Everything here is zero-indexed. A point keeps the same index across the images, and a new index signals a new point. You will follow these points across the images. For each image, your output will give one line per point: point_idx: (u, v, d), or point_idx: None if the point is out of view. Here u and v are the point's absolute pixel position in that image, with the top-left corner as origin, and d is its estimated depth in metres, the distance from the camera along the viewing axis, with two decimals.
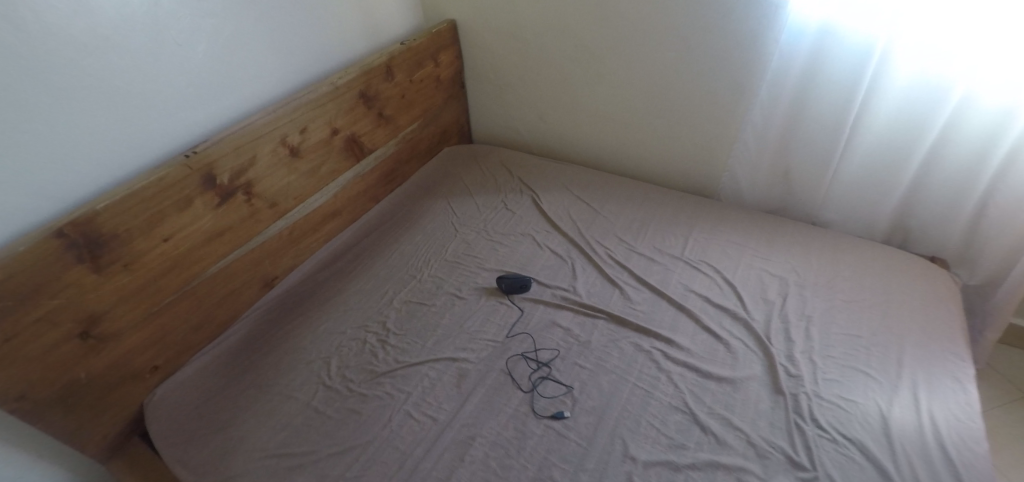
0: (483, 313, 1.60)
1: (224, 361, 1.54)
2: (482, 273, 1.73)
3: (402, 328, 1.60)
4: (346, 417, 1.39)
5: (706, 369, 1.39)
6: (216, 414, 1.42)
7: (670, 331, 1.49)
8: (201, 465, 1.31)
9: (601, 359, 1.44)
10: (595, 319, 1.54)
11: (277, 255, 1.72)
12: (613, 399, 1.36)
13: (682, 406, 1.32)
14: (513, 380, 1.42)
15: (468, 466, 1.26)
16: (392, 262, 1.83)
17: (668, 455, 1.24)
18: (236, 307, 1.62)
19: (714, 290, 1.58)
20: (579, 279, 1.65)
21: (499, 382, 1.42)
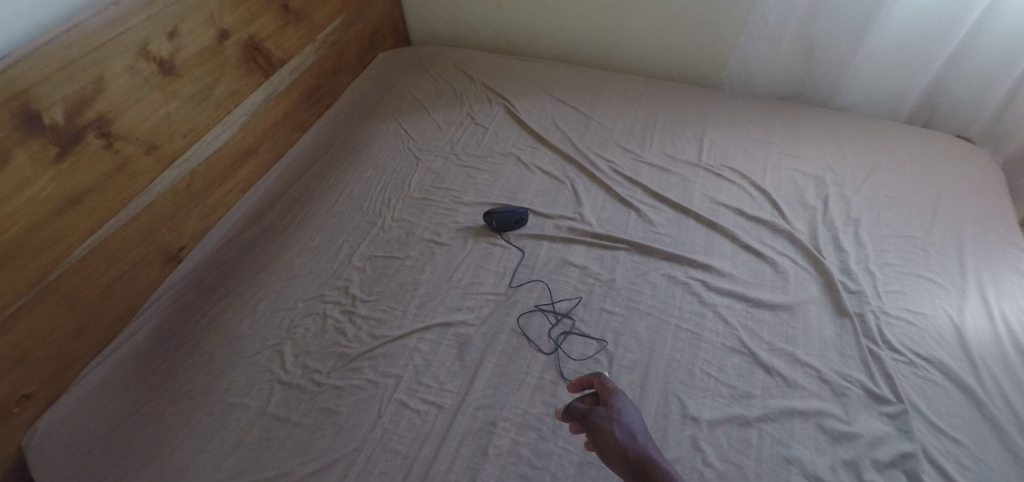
0: (475, 260, 1.30)
1: (132, 368, 1.19)
2: (463, 209, 1.41)
3: (372, 293, 1.28)
4: (320, 421, 1.08)
5: (756, 297, 1.14)
6: (133, 441, 1.08)
7: (706, 256, 1.22)
8: None
9: (632, 300, 1.17)
10: (614, 251, 1.26)
11: (176, 219, 1.31)
12: (657, 348, 1.09)
13: (738, 346, 1.08)
14: (530, 341, 1.13)
15: (494, 461, 0.98)
16: (339, 209, 1.47)
17: (734, 409, 1.00)
18: (130, 294, 1.24)
19: (744, 200, 1.31)
20: (584, 204, 1.35)
21: (512, 345, 1.13)
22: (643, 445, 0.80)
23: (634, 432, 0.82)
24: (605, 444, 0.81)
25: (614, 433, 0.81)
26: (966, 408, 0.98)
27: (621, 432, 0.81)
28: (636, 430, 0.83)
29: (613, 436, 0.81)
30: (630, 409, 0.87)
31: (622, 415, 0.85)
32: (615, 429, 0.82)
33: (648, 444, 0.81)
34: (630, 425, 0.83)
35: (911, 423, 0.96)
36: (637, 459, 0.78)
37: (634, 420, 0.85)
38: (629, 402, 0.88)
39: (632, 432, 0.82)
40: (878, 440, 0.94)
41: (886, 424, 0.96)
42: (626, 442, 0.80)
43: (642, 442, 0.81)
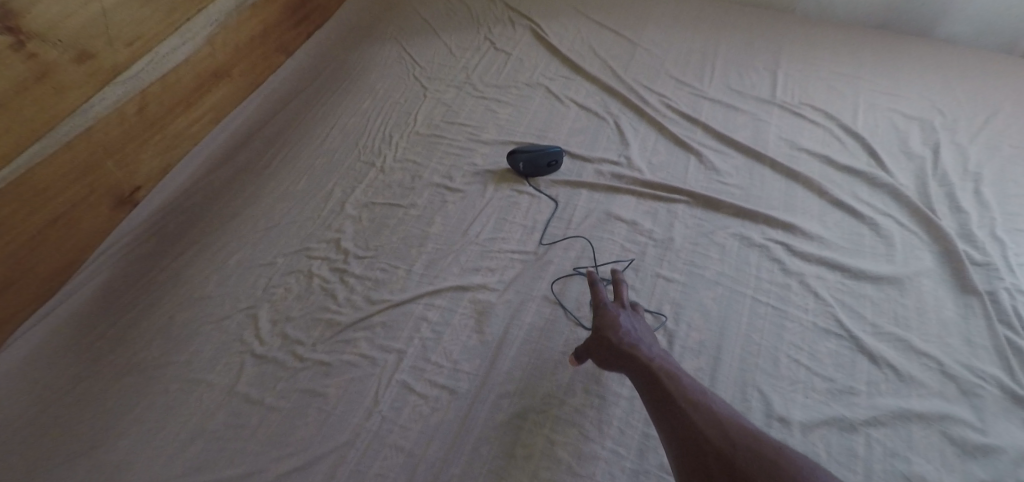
0: (497, 212, 1.06)
1: (73, 334, 0.96)
2: (480, 149, 1.17)
3: (369, 248, 1.04)
4: (301, 405, 0.85)
5: (856, 266, 0.90)
6: (68, 424, 0.86)
7: (787, 213, 0.98)
8: None
9: (694, 265, 0.93)
10: (671, 205, 1.02)
11: (126, 151, 1.06)
12: (728, 326, 0.86)
13: (834, 327, 0.84)
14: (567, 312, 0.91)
15: (523, 464, 0.76)
16: (330, 147, 1.22)
17: (832, 409, 0.77)
18: (72, 243, 1.00)
19: (833, 146, 1.06)
20: (631, 145, 1.12)
21: (543, 317, 0.91)
22: (628, 343, 0.75)
23: (623, 330, 0.77)
24: (596, 358, 0.76)
25: (598, 327, 0.78)
26: None
27: (605, 325, 0.78)
28: (625, 324, 0.79)
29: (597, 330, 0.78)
30: (620, 304, 0.83)
31: (603, 321, 0.79)
32: (600, 341, 0.77)
33: (638, 334, 0.78)
34: (613, 327, 0.78)
35: None
36: (624, 359, 0.74)
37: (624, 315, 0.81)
38: (618, 296, 0.84)
39: (614, 334, 0.76)
40: None
41: None
42: (611, 336, 0.77)
43: (630, 332, 0.77)
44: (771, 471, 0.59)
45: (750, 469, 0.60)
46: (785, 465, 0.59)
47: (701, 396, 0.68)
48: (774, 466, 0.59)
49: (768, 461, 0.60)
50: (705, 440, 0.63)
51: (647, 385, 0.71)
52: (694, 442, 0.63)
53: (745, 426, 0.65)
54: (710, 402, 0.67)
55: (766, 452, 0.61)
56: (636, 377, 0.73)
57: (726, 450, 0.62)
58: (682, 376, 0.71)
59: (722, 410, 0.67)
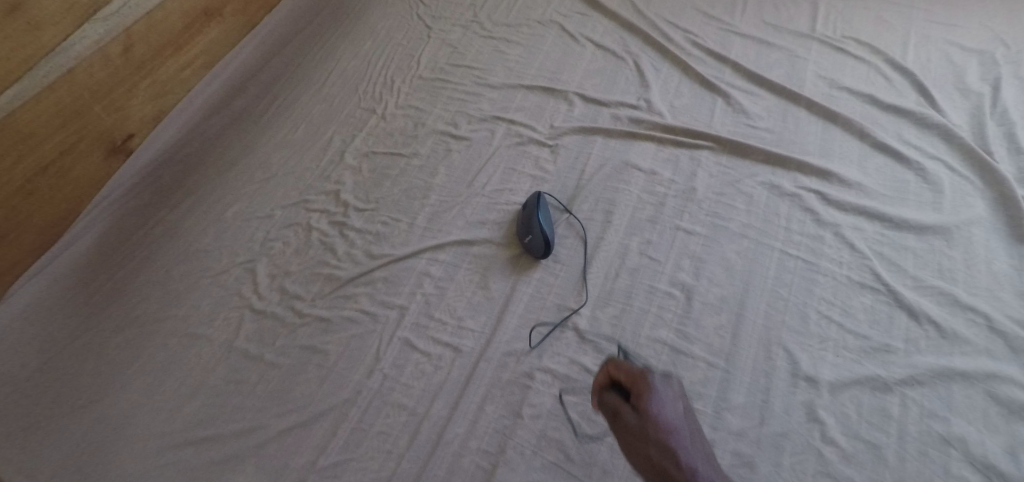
0: (505, 162, 0.99)
1: (73, 287, 0.93)
2: (487, 94, 1.10)
3: (369, 200, 0.99)
4: (301, 361, 0.82)
5: (899, 216, 0.82)
6: (72, 378, 0.84)
7: (822, 158, 0.89)
8: (45, 469, 0.75)
9: (718, 217, 0.86)
10: (695, 151, 0.93)
11: (114, 95, 1.01)
12: (753, 281, 0.79)
13: (871, 281, 0.77)
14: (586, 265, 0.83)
15: (529, 425, 0.72)
16: (328, 92, 1.19)
17: (866, 368, 0.71)
18: (66, 191, 0.96)
19: (877, 84, 0.97)
20: (652, 86, 1.03)
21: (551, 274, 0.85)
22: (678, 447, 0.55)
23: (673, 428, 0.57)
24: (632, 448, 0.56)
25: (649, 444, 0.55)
26: None
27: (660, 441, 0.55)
28: (674, 419, 0.58)
29: (644, 445, 0.55)
30: (678, 397, 0.61)
31: (654, 405, 0.58)
32: (645, 432, 0.56)
33: (710, 464, 0.55)
34: (663, 418, 0.57)
35: None
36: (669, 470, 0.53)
37: (673, 400, 0.60)
38: (679, 395, 0.61)
39: (665, 430, 0.56)
40: None
41: None
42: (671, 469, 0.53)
43: (707, 463, 0.55)
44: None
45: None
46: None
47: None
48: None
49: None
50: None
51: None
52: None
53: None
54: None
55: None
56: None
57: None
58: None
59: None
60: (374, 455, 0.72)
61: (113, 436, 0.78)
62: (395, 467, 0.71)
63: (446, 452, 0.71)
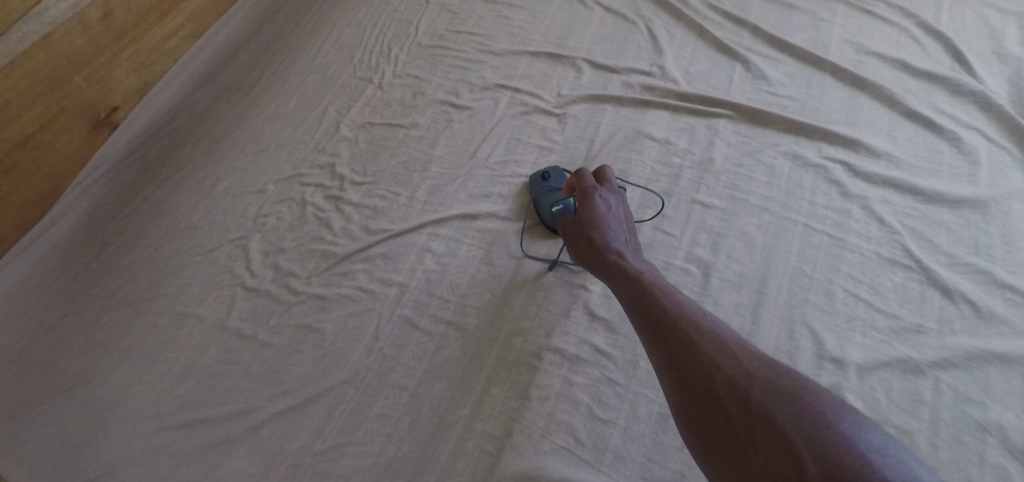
0: (510, 133, 0.94)
1: (60, 264, 0.88)
2: (491, 61, 1.04)
3: (366, 173, 0.94)
4: (296, 340, 0.78)
5: (931, 189, 0.77)
6: (58, 359, 0.80)
7: (849, 128, 0.84)
8: (37, 455, 0.72)
9: (737, 189, 0.81)
10: (712, 120, 0.88)
11: (93, 65, 0.94)
12: (774, 257, 0.74)
13: (901, 257, 0.73)
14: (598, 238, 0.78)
15: (537, 408, 0.68)
16: (323, 61, 1.13)
17: (896, 350, 0.66)
18: (48, 167, 0.90)
19: (907, 48, 0.91)
20: (666, 52, 0.97)
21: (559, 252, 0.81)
22: (606, 232, 0.67)
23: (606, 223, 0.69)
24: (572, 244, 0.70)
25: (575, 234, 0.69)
26: None
27: (583, 230, 0.69)
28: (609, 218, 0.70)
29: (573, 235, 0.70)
30: (613, 198, 0.73)
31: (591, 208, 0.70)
32: (581, 228, 0.69)
33: (631, 247, 0.68)
34: (595, 214, 0.69)
35: None
36: (597, 250, 0.66)
37: (610, 201, 0.72)
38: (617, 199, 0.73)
39: (595, 221, 0.69)
40: None
41: None
42: (591, 248, 0.67)
43: (625, 244, 0.67)
44: (812, 426, 0.44)
45: (786, 421, 0.45)
46: (857, 452, 0.42)
47: (709, 319, 0.56)
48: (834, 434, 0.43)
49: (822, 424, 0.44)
50: (710, 386, 0.50)
51: (638, 298, 0.59)
52: (701, 378, 0.51)
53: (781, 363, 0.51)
54: (726, 329, 0.55)
55: (823, 408, 0.45)
56: (625, 290, 0.61)
57: (746, 397, 0.48)
58: (680, 298, 0.58)
59: (733, 334, 0.55)
60: (374, 438, 0.69)
61: (102, 421, 0.75)
62: (396, 451, 0.68)
63: (449, 435, 0.68)
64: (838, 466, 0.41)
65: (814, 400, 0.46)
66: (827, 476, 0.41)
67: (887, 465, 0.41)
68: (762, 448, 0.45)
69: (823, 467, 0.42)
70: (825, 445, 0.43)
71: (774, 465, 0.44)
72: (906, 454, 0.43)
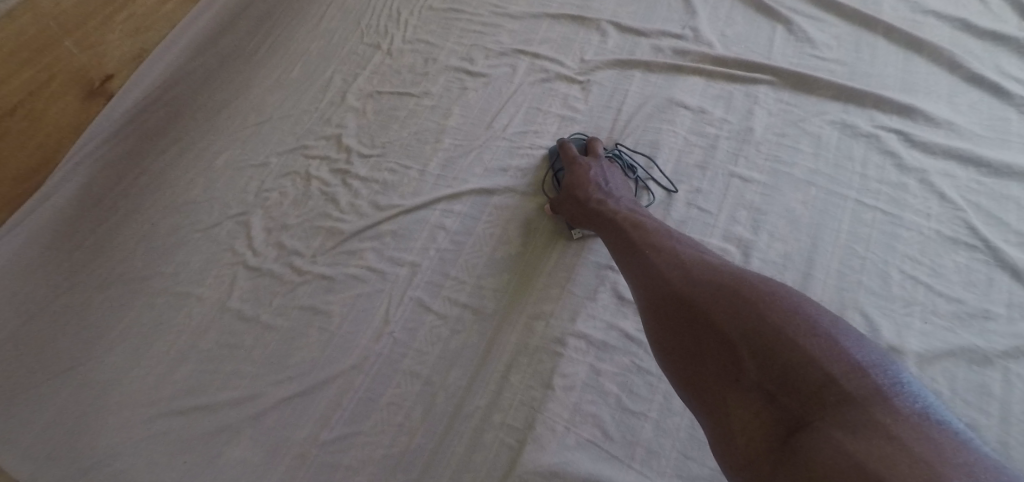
0: (529, 101, 0.87)
1: (52, 243, 0.82)
2: (508, 25, 0.96)
3: (375, 145, 0.88)
4: (302, 322, 0.73)
5: (998, 160, 0.69)
6: (52, 341, 0.76)
7: (906, 94, 0.76)
8: (35, 443, 0.69)
9: (779, 161, 0.74)
10: (751, 87, 0.80)
11: (86, 29, 0.86)
12: (823, 236, 0.67)
13: (964, 235, 0.66)
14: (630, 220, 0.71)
15: (561, 398, 0.63)
16: (328, 26, 1.06)
17: (960, 338, 0.60)
18: (39, 138, 0.83)
19: (969, 7, 0.82)
20: (700, 12, 0.89)
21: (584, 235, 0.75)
22: (585, 186, 0.69)
23: (585, 178, 0.70)
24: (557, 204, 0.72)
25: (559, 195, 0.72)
26: None
27: (563, 190, 0.71)
28: (590, 173, 0.71)
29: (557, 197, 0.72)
30: (593, 153, 0.75)
31: (572, 169, 0.73)
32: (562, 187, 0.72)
33: (611, 188, 0.70)
34: (576, 173, 0.72)
35: None
36: (579, 204, 0.68)
37: (591, 160, 0.74)
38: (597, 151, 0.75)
39: (576, 178, 0.71)
40: None
41: None
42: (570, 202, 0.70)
43: (603, 188, 0.69)
44: (747, 320, 0.45)
45: (725, 321, 0.46)
46: (787, 335, 0.43)
47: (666, 237, 0.57)
48: (765, 324, 0.44)
49: (753, 316, 0.45)
50: (666, 301, 0.51)
51: (613, 238, 0.62)
52: (655, 294, 0.53)
53: (730, 264, 0.52)
54: (681, 242, 0.56)
55: (756, 300, 0.46)
56: (602, 231, 0.64)
57: (691, 305, 0.49)
58: (642, 226, 0.60)
59: (688, 246, 0.55)
60: (385, 428, 0.64)
61: (98, 406, 0.71)
62: (408, 443, 0.63)
63: (465, 427, 0.63)
64: (769, 355, 0.43)
65: (750, 293, 0.47)
66: (763, 369, 0.43)
67: (816, 346, 0.42)
68: (714, 353, 0.47)
69: (759, 359, 0.43)
70: (758, 337, 0.44)
71: (721, 366, 0.46)
72: (839, 327, 0.43)
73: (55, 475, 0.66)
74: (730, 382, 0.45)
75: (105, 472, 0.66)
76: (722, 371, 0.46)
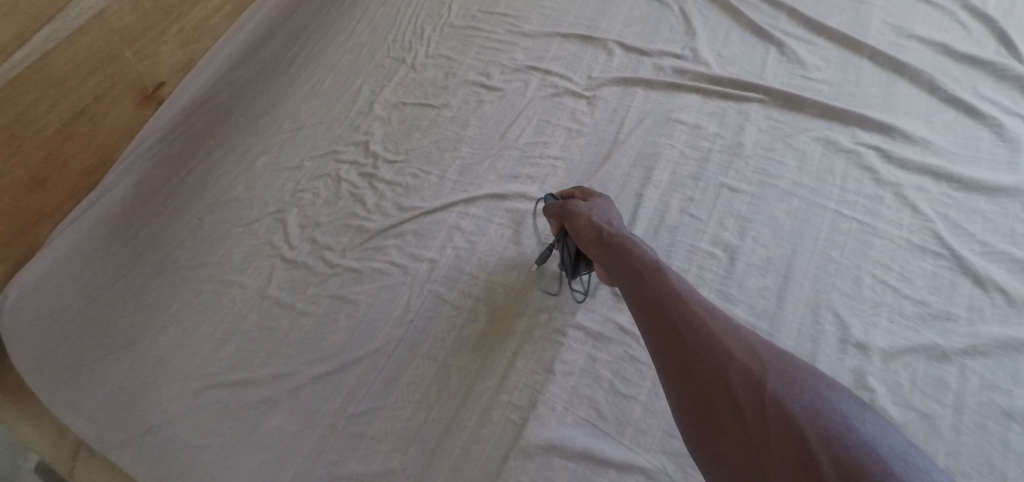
0: (539, 114, 0.95)
1: (110, 234, 0.92)
2: (522, 43, 1.04)
3: (398, 152, 0.96)
4: (332, 310, 0.82)
5: (968, 176, 0.76)
6: (112, 320, 0.86)
7: (886, 113, 0.82)
8: (102, 409, 0.78)
9: (765, 174, 0.81)
10: (743, 105, 0.87)
11: (143, 41, 0.95)
12: (802, 243, 0.74)
13: (933, 244, 0.72)
14: None
15: (561, 381, 0.71)
16: (358, 41, 1.16)
17: (923, 337, 0.66)
18: (100, 139, 0.92)
19: (951, 32, 0.89)
20: (699, 34, 0.96)
21: (563, 265, 0.75)
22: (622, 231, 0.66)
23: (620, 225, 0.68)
24: (580, 231, 0.68)
25: (560, 206, 0.72)
26: None
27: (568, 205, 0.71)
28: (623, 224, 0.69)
29: (557, 211, 0.72)
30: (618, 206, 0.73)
31: (608, 211, 0.70)
32: (594, 218, 0.68)
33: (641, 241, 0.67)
34: (611, 217, 0.69)
35: None
36: (613, 242, 0.64)
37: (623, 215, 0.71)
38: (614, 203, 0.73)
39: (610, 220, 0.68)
40: None
41: None
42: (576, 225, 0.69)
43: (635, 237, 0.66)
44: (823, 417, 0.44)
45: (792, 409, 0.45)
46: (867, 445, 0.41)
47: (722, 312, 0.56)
48: (843, 427, 0.43)
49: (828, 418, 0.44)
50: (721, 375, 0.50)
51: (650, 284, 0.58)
52: (704, 363, 0.51)
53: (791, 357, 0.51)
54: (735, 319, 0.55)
55: (831, 404, 0.45)
56: (629, 272, 0.61)
57: (755, 387, 0.48)
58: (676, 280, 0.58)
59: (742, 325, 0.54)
60: (405, 404, 0.73)
61: (156, 378, 0.80)
62: (426, 416, 0.71)
63: (476, 404, 0.71)
64: (849, 456, 0.40)
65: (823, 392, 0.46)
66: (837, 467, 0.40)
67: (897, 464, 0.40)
68: (775, 441, 0.44)
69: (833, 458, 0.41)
70: (832, 435, 0.42)
71: (783, 457, 0.43)
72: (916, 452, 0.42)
73: (119, 435, 0.76)
74: (795, 476, 0.41)
75: (163, 435, 0.75)
76: (784, 463, 0.43)
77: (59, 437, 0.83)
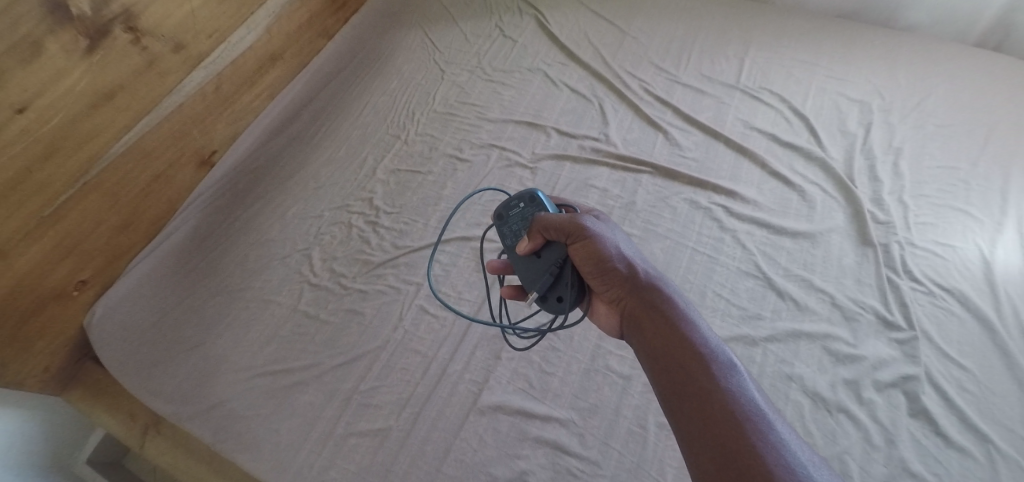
0: (496, 179, 1.31)
1: (172, 266, 1.25)
2: (486, 126, 1.42)
3: (394, 206, 1.32)
4: (346, 320, 1.15)
5: (780, 225, 1.13)
6: (179, 330, 1.16)
7: (732, 182, 1.21)
8: (176, 392, 1.08)
9: (650, 223, 1.17)
10: (638, 175, 1.25)
11: (206, 122, 1.32)
12: (670, 269, 1.10)
13: (754, 271, 1.09)
14: None
15: (506, 363, 1.04)
16: (363, 120, 1.52)
17: (741, 330, 1.02)
18: (169, 193, 1.27)
19: (781, 126, 1.29)
20: (611, 124, 1.35)
21: (535, 257, 0.84)
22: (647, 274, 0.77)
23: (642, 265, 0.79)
24: (602, 259, 0.78)
25: (571, 224, 0.80)
26: (980, 337, 0.97)
27: (583, 225, 0.79)
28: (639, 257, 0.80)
29: (564, 226, 0.81)
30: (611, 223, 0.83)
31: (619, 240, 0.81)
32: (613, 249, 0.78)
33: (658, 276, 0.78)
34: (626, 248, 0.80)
35: (919, 349, 0.96)
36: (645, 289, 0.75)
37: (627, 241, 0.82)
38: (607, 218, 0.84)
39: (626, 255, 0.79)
40: (883, 363, 0.95)
41: (894, 349, 0.96)
42: (593, 248, 0.79)
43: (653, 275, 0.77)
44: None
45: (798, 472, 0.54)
46: None
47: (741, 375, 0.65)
48: None
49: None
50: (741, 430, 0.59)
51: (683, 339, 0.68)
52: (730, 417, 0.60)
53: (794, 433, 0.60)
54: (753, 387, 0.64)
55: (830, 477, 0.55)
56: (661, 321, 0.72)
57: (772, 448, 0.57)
58: (708, 346, 0.68)
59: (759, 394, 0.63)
60: (399, 382, 1.05)
61: (217, 370, 1.11)
62: (414, 390, 1.04)
63: (448, 381, 1.04)
64: None
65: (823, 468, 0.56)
66: None
67: None
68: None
69: None
70: None
71: None
72: None
73: (191, 409, 1.06)
74: None
75: (224, 408, 1.06)
76: None
77: (129, 420, 1.11)
